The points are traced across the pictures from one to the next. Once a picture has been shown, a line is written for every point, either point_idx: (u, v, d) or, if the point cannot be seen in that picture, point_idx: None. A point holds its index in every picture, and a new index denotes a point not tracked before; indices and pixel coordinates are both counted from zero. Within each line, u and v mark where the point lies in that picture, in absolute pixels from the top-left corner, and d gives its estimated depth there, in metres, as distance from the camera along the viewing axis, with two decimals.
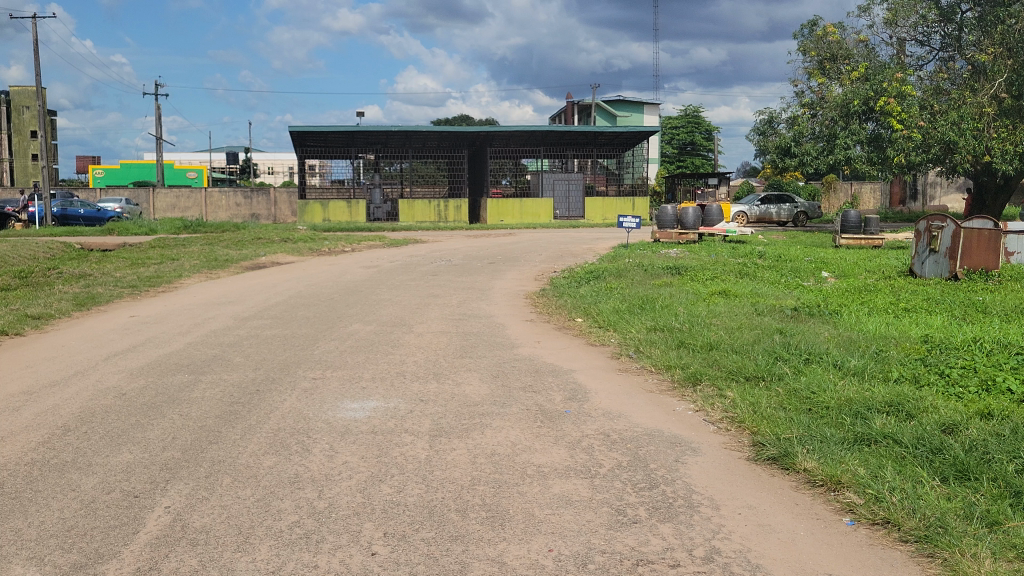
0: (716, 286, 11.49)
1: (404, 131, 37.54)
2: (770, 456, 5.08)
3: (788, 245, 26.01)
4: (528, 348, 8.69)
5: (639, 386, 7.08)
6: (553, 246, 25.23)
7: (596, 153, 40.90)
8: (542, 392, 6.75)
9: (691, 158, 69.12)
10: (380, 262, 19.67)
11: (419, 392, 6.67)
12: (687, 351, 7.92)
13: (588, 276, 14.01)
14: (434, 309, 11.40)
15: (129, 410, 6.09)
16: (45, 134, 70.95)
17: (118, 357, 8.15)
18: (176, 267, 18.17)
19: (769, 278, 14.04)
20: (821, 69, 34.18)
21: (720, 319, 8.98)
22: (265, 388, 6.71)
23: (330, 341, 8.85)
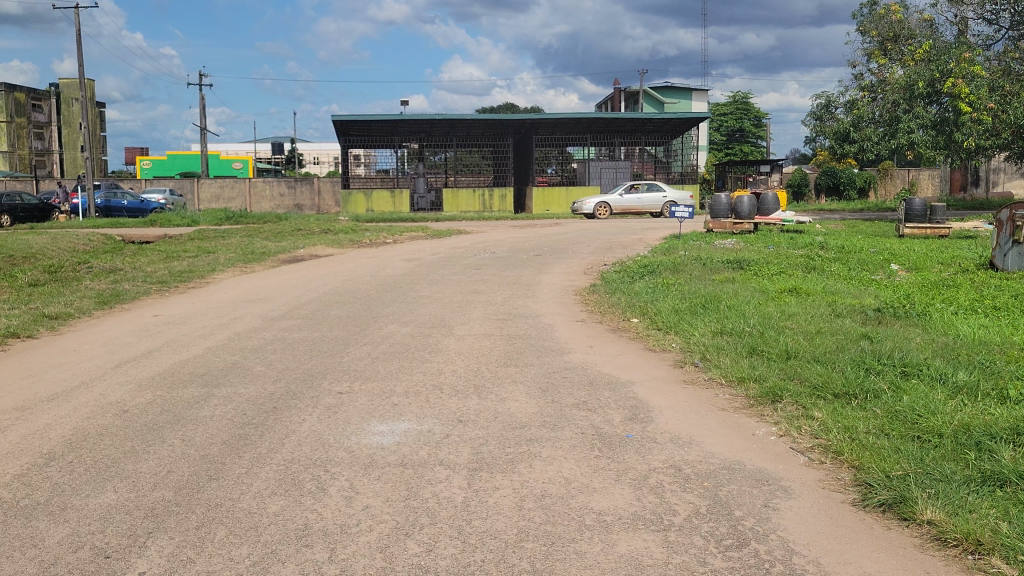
0: (784, 283, 10.53)
1: (449, 120, 36.75)
2: (883, 503, 4.15)
3: (848, 235, 24.77)
4: (578, 355, 7.81)
5: (708, 402, 6.16)
6: (601, 237, 24.35)
7: (644, 140, 39.61)
8: (599, 411, 5.88)
9: (740, 145, 67.78)
10: (422, 255, 18.93)
11: (457, 411, 5.83)
12: (761, 361, 7.00)
13: (641, 271, 13.09)
14: (477, 308, 10.56)
15: (127, 432, 5.32)
16: (94, 125, 71.43)
17: (130, 365, 7.44)
18: (211, 260, 17.58)
19: (836, 272, 13.00)
20: (882, 51, 33.14)
21: (796, 322, 8.02)
22: (283, 405, 5.91)
23: (363, 345, 8.07)
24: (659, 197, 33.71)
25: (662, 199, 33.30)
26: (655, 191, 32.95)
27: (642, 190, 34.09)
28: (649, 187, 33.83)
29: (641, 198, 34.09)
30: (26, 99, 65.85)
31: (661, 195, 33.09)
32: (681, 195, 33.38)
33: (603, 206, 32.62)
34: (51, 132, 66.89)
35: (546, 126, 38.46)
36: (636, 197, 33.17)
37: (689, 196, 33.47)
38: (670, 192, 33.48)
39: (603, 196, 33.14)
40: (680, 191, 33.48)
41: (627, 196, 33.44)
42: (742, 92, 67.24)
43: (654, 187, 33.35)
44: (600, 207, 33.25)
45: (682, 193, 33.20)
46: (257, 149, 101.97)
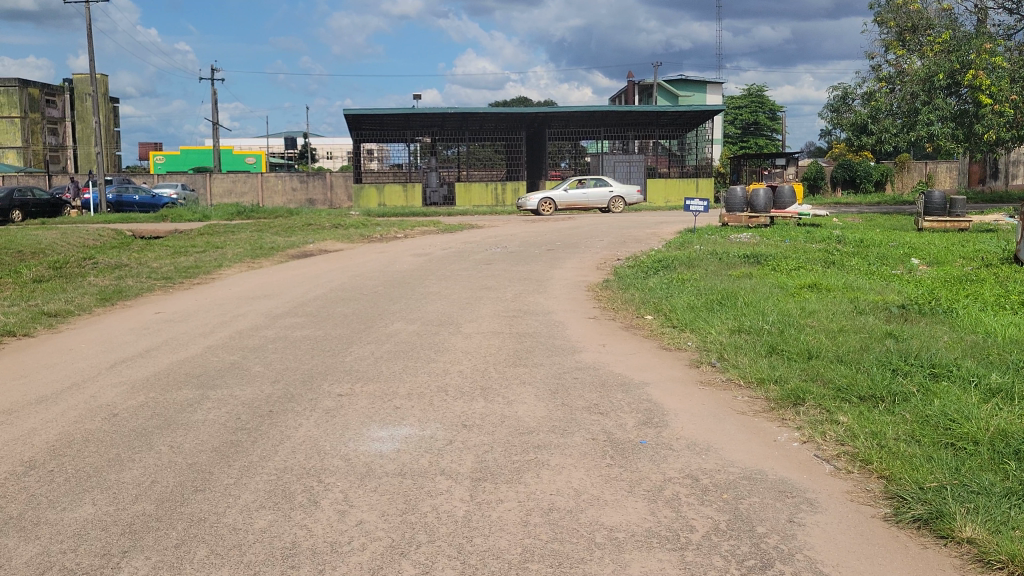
0: (804, 278, 10.21)
1: (461, 114, 36.43)
2: (917, 518, 3.83)
3: (865, 228, 24.36)
4: (589, 354, 7.51)
5: (727, 405, 5.85)
6: (614, 231, 24.03)
7: (658, 133, 39.34)
8: (611, 415, 5.58)
9: (754, 138, 67.26)
10: (433, 250, 18.66)
11: (462, 415, 5.53)
12: (781, 362, 6.68)
13: (655, 266, 12.78)
14: (487, 304, 10.27)
15: (114, 438, 5.06)
16: (107, 121, 71.54)
17: (125, 364, 7.19)
18: (218, 255, 17.35)
19: (856, 266, 12.66)
20: (901, 41, 32.65)
21: (817, 320, 7.69)
22: (279, 409, 5.63)
23: (367, 344, 7.78)
24: (605, 191, 32.78)
25: (607, 194, 32.34)
26: (600, 185, 31.99)
27: (588, 185, 33.01)
28: (594, 182, 32.88)
29: (586, 194, 33.11)
30: (40, 94, 66.00)
31: (607, 190, 32.10)
32: (627, 189, 32.43)
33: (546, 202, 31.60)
34: (65, 129, 67.01)
35: (559, 119, 38.20)
36: (581, 192, 32.20)
37: (636, 190, 32.52)
38: (615, 186, 32.54)
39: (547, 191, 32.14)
40: (626, 185, 32.54)
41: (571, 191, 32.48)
42: (756, 85, 66.70)
43: (599, 181, 32.39)
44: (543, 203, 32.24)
45: (627, 186, 32.26)
46: (270, 144, 101.95)
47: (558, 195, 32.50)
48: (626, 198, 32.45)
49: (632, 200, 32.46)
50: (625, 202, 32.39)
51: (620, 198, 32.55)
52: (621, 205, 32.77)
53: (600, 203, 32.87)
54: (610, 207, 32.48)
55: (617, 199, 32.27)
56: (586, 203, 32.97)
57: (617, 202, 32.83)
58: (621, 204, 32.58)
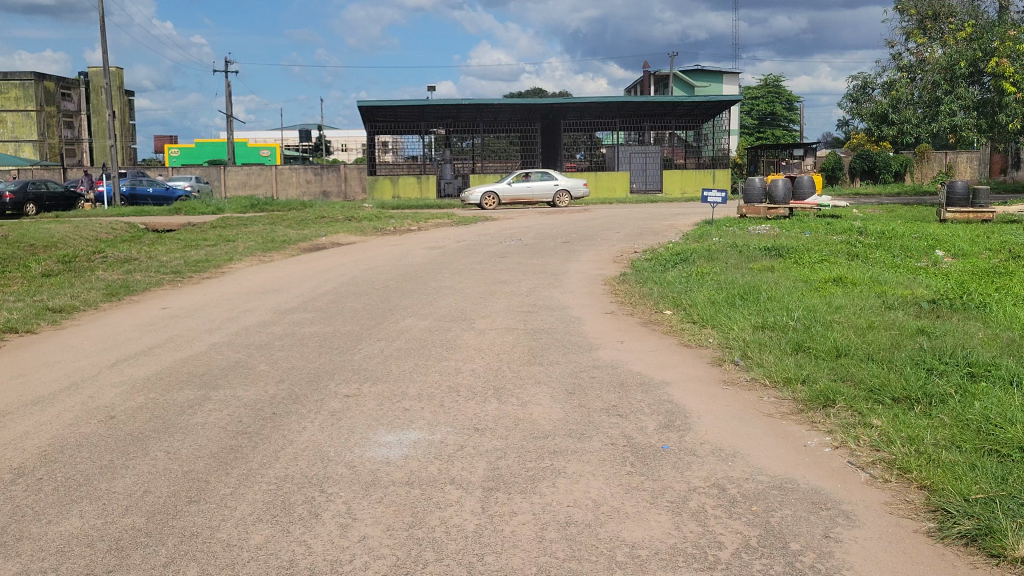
0: (828, 272, 9.90)
1: (476, 105, 36.10)
2: (964, 534, 3.53)
3: (886, 220, 24.00)
4: (606, 352, 7.24)
5: (753, 407, 5.56)
6: (631, 223, 23.70)
7: (674, 124, 38.69)
8: (631, 418, 5.30)
9: (771, 129, 66.66)
10: (446, 242, 18.41)
11: (474, 418, 5.27)
12: (808, 360, 6.39)
13: (674, 259, 12.48)
14: (500, 299, 10.01)
15: (109, 442, 4.81)
16: (123, 115, 71.66)
17: (127, 363, 6.95)
18: (229, 249, 17.14)
19: (880, 258, 12.32)
20: (922, 29, 32.11)
21: (845, 316, 7.39)
22: (283, 411, 5.37)
23: (377, 341, 7.54)
24: (550, 185, 31.74)
25: (553, 188, 31.30)
26: (546, 178, 30.92)
27: (533, 179, 31.88)
28: (539, 176, 31.78)
29: (530, 187, 32.01)
30: (56, 88, 66.13)
31: (552, 184, 31.02)
32: (574, 183, 31.45)
33: (490, 195, 30.40)
34: (81, 122, 67.13)
35: (574, 111, 37.79)
36: (527, 186, 31.12)
37: (582, 184, 31.50)
38: (561, 180, 31.51)
39: (491, 185, 31.00)
40: (573, 178, 31.54)
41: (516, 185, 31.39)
42: (774, 75, 66.03)
43: (545, 174, 31.32)
44: (487, 197, 31.09)
45: (573, 180, 31.26)
46: (285, 136, 101.89)
47: (503, 189, 31.35)
48: (574, 192, 31.45)
49: (579, 194, 31.46)
50: (572, 196, 31.35)
51: (567, 192, 31.52)
52: (567, 200, 31.75)
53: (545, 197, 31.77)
54: (557, 201, 31.42)
55: (563, 193, 31.22)
56: (531, 197, 31.88)
57: (563, 197, 31.79)
58: (569, 199, 31.56)
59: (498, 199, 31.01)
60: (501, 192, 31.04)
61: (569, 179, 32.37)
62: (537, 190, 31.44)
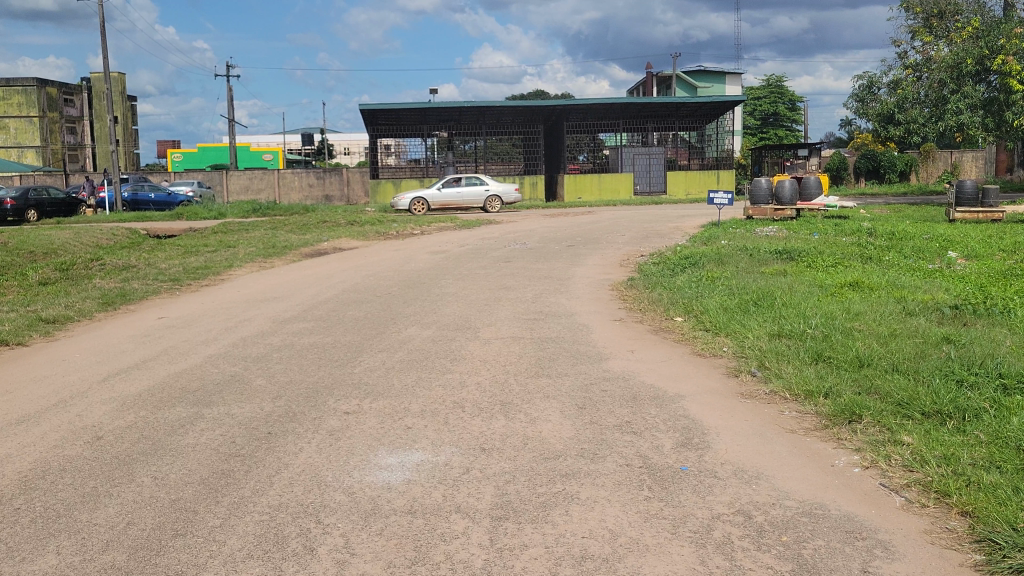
0: (843, 275, 9.61)
1: (478, 108, 35.81)
2: (1015, 568, 3.24)
3: (894, 220, 23.72)
4: (616, 362, 6.96)
5: (774, 423, 5.28)
6: (636, 225, 23.40)
7: (678, 125, 38.38)
8: (647, 435, 5.02)
9: (774, 129, 66.27)
10: (450, 246, 18.16)
11: (481, 436, 4.99)
12: (830, 372, 6.10)
13: (682, 263, 12.19)
14: (505, 306, 9.74)
15: (93, 466, 4.54)
16: (126, 120, 71.53)
17: (119, 377, 6.68)
18: (229, 255, 16.90)
19: (893, 260, 12.01)
20: (928, 27, 31.73)
21: (865, 323, 7.10)
22: (280, 430, 5.10)
23: (379, 352, 7.27)
24: (481, 190, 30.99)
25: (483, 193, 30.57)
26: (476, 183, 30.18)
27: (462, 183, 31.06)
28: (470, 181, 30.97)
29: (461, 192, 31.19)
30: (59, 94, 66.04)
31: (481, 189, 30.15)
32: (505, 188, 30.73)
33: (417, 201, 29.67)
34: (83, 127, 67.04)
35: (576, 113, 37.31)
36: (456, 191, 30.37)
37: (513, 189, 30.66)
38: (492, 185, 30.80)
39: (420, 190, 30.21)
40: (504, 183, 30.83)
41: (445, 190, 30.62)
42: (776, 75, 65.65)
43: (475, 179, 30.56)
44: (416, 202, 30.28)
45: (504, 186, 30.55)
46: (287, 140, 101.67)
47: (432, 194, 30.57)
48: (505, 198, 30.74)
49: (511, 199, 30.76)
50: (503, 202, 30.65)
51: (497, 197, 30.81)
52: (498, 204, 31.03)
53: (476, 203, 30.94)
54: (487, 206, 30.69)
55: (494, 198, 30.49)
56: (462, 202, 31.11)
57: (494, 201, 31.05)
58: (500, 204, 30.85)
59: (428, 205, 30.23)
60: (431, 197, 30.25)
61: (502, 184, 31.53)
62: (467, 195, 30.69)
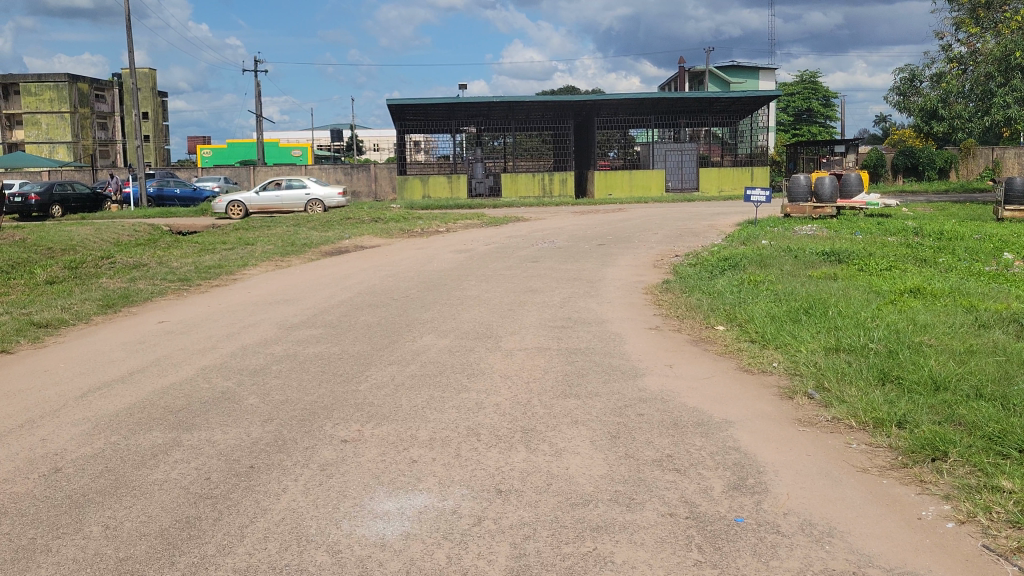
0: (902, 280, 8.78)
1: (508, 102, 34.96)
2: None
3: (940, 218, 22.74)
4: (653, 379, 6.20)
5: (842, 460, 4.48)
6: (669, 224, 22.58)
7: (711, 120, 37.43)
8: (694, 474, 4.26)
9: (807, 126, 64.94)
10: (474, 245, 17.45)
11: (499, 474, 4.25)
12: (902, 397, 5.28)
13: (721, 264, 11.40)
14: (530, 312, 9.00)
15: (34, 510, 3.84)
16: (156, 116, 71.54)
17: (100, 392, 6.00)
18: (246, 253, 16.29)
19: (950, 262, 11.15)
20: (974, 19, 30.41)
21: (938, 338, 6.28)
22: (266, 464, 4.38)
23: (389, 364, 6.56)
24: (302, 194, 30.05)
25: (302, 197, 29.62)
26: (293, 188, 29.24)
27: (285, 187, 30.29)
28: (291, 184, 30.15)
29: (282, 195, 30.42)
30: (90, 89, 66.15)
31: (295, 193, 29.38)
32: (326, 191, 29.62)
33: (234, 207, 29.37)
34: (114, 123, 67.08)
35: (608, 108, 36.50)
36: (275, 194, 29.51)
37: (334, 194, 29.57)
38: (313, 188, 29.76)
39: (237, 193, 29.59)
40: (326, 187, 29.74)
41: (263, 193, 29.92)
42: (810, 71, 64.40)
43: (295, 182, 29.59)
44: (231, 206, 29.72)
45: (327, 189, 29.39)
46: (316, 136, 101.38)
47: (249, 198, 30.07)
48: (326, 202, 29.64)
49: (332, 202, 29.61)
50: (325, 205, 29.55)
51: (318, 201, 29.77)
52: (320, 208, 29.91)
53: (297, 206, 30.21)
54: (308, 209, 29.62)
55: (313, 202, 29.58)
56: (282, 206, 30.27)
57: (315, 204, 30.00)
58: (322, 207, 29.76)
59: (244, 208, 29.58)
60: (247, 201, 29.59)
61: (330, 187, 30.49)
62: (287, 199, 29.76)
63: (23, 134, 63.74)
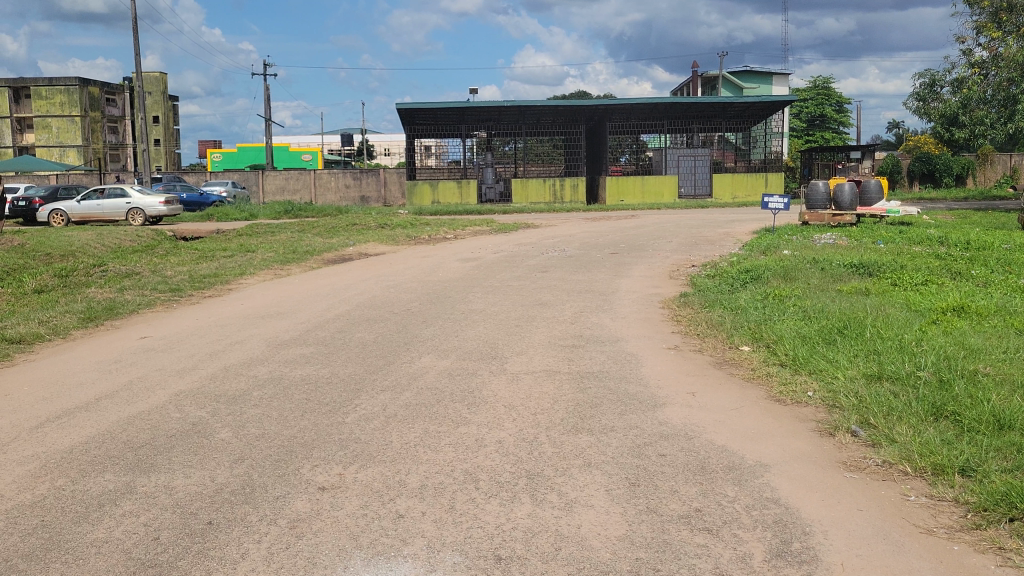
0: (944, 297, 8.10)
1: (519, 107, 34.31)
2: None
3: (962, 226, 22.04)
4: (674, 412, 5.55)
5: (902, 518, 3.82)
6: (683, 231, 21.94)
7: (725, 126, 36.74)
8: (729, 537, 3.62)
9: (820, 132, 63.83)
10: (483, 253, 16.82)
11: (497, 536, 3.61)
12: (961, 437, 4.63)
13: (741, 277, 10.73)
14: (539, 329, 8.36)
15: None
16: (167, 120, 71.25)
17: (58, 424, 5.38)
18: (245, 261, 15.69)
19: (986, 275, 10.44)
20: (996, 23, 29.31)
21: (995, 367, 5.63)
22: (225, 520, 3.75)
23: (382, 391, 5.92)
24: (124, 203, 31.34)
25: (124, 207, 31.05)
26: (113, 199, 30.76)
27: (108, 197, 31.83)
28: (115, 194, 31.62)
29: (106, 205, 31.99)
30: (101, 92, 65.88)
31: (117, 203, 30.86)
32: (148, 201, 30.88)
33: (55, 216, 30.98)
34: (125, 127, 66.88)
35: (620, 113, 35.86)
36: (95, 203, 31.03)
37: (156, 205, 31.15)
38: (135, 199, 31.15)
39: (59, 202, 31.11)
40: (148, 198, 31.25)
41: (86, 203, 31.36)
42: (823, 77, 63.73)
43: (115, 193, 30.75)
44: (53, 214, 31.32)
45: (146, 200, 30.57)
46: (326, 141, 100.96)
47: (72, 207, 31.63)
48: (146, 212, 31.06)
49: (154, 212, 30.88)
50: (146, 216, 31.06)
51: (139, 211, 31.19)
52: (141, 218, 31.08)
53: (118, 216, 31.75)
54: (128, 219, 31.11)
55: (134, 212, 31.08)
56: (106, 214, 31.76)
57: (138, 215, 31.39)
58: (142, 217, 31.14)
59: (65, 218, 31.24)
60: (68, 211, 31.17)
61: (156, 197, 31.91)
62: (109, 209, 31.32)
63: (34, 138, 63.46)
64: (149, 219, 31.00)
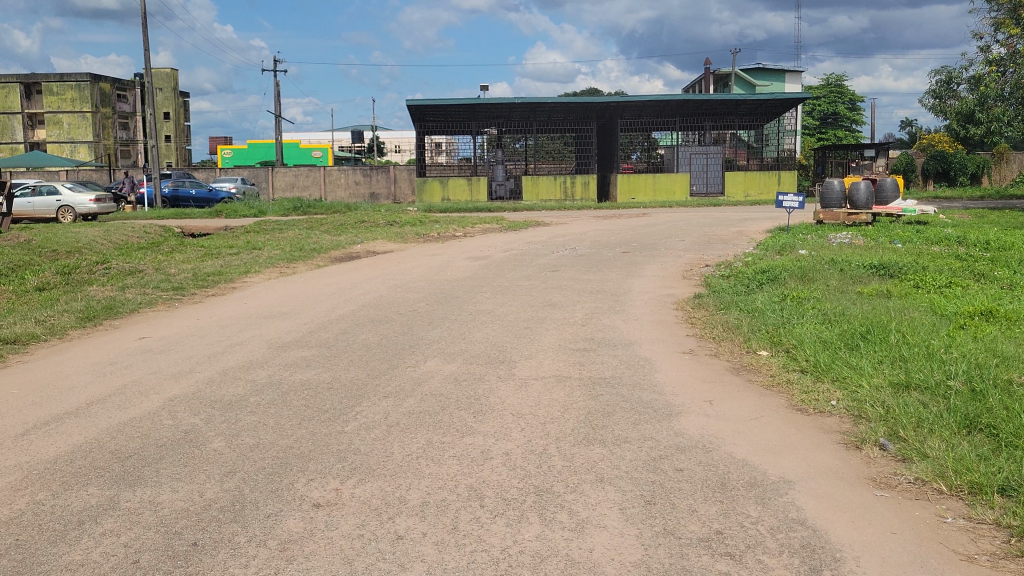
0: (971, 300, 7.79)
1: (529, 104, 34.00)
2: None
3: (980, 226, 21.66)
4: (690, 422, 5.27)
5: (939, 543, 3.55)
6: (696, 229, 21.64)
7: (737, 123, 36.34)
8: (754, 564, 3.35)
9: (833, 129, 63.26)
10: (492, 251, 16.55)
11: (501, 562, 3.34)
12: (996, 453, 4.34)
13: (758, 277, 10.42)
14: (549, 331, 8.09)
15: None
16: (178, 116, 71.19)
17: (44, 431, 5.14)
18: (250, 259, 15.44)
19: (1012, 277, 10.11)
20: (1015, 19, 28.76)
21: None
22: (209, 542, 3.49)
23: (385, 398, 5.66)
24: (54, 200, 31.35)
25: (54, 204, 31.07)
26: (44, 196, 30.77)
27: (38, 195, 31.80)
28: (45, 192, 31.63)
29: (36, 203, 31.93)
30: (112, 89, 65.81)
31: (47, 199, 30.88)
32: (78, 198, 31.02)
33: None
34: (136, 123, 66.86)
35: (631, 110, 35.54)
36: (25, 200, 30.99)
37: (88, 201, 31.26)
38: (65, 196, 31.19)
39: None
40: (79, 195, 31.33)
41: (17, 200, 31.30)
42: (836, 74, 63.28)
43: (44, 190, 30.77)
44: None
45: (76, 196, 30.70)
46: (337, 138, 100.83)
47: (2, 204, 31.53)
48: (76, 209, 31.13)
49: (85, 208, 31.01)
50: (76, 213, 31.13)
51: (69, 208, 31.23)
52: (70, 216, 31.17)
53: (48, 214, 31.73)
54: (58, 216, 31.14)
55: (64, 209, 31.12)
56: (35, 212, 31.74)
57: (67, 212, 31.39)
58: (72, 214, 31.20)
59: None
60: None
61: (87, 194, 31.99)
62: (38, 206, 31.30)
63: (46, 134, 63.48)
64: (77, 216, 31.11)
